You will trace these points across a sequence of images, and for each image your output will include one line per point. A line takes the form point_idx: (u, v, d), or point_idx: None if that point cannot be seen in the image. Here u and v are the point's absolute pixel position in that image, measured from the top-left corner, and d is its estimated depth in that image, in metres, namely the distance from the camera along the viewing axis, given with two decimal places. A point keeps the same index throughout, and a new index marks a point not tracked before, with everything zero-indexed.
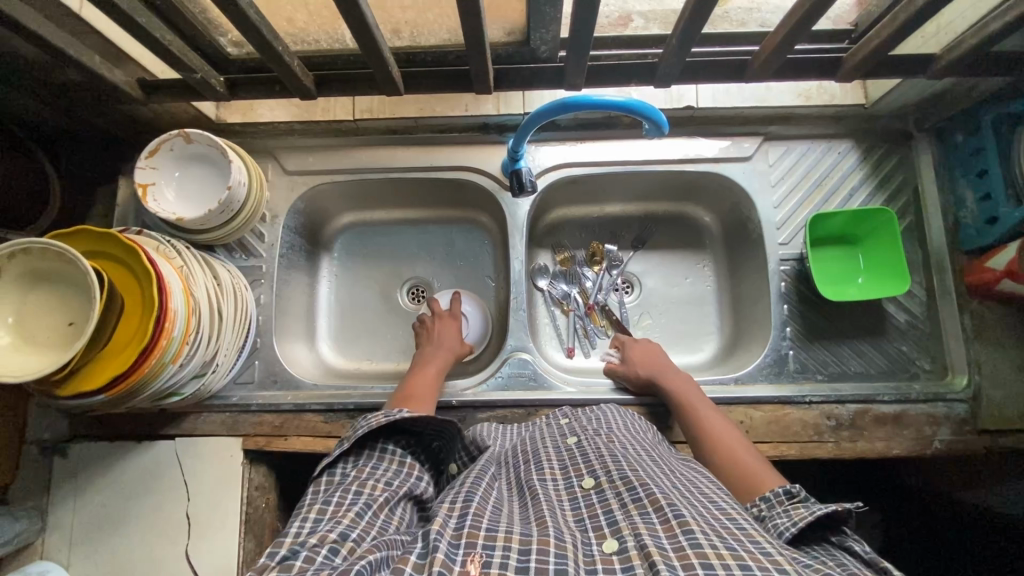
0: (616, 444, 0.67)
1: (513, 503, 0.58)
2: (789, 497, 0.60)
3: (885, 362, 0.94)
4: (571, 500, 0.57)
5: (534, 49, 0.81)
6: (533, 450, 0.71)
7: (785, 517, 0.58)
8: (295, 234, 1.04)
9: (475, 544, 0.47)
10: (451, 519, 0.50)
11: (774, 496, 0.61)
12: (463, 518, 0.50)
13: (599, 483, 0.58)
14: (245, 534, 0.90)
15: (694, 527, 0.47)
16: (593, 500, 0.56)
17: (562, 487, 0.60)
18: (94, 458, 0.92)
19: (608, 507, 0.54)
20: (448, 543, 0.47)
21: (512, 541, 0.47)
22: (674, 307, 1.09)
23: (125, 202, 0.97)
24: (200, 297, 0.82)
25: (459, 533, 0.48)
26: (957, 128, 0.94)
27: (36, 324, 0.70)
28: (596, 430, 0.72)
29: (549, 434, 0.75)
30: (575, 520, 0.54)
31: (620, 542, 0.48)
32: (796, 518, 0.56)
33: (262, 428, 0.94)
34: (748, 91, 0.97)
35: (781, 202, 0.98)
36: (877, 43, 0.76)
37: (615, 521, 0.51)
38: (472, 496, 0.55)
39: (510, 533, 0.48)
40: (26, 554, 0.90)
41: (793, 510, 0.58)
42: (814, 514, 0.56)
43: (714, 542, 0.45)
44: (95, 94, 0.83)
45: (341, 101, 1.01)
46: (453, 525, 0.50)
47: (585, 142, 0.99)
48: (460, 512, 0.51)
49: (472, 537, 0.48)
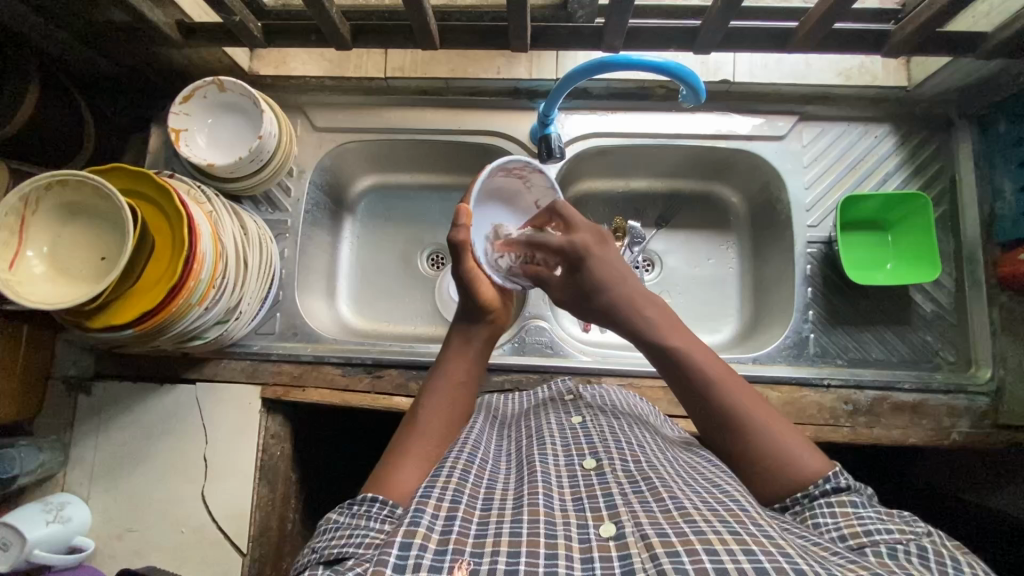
0: (621, 427, 0.66)
1: (510, 487, 0.55)
2: (837, 491, 0.55)
3: (908, 351, 0.93)
4: (569, 476, 0.55)
5: (571, 13, 0.80)
6: (535, 426, 0.69)
7: (829, 516, 0.53)
8: (320, 191, 1.05)
9: (461, 553, 0.45)
10: (437, 522, 0.48)
11: (818, 489, 0.55)
12: (451, 523, 0.48)
13: (600, 466, 0.56)
14: (260, 479, 0.92)
15: (697, 516, 0.47)
16: (593, 481, 0.54)
17: (562, 463, 0.57)
18: (117, 396, 0.94)
19: (608, 490, 0.52)
20: (433, 553, 0.45)
21: (501, 546, 0.45)
22: (696, 287, 1.08)
23: (157, 148, 0.98)
24: (228, 244, 0.82)
25: (445, 540, 0.46)
26: (1000, 117, 0.91)
27: (68, 257, 0.71)
28: (600, 409, 0.71)
29: (552, 409, 0.73)
30: (573, 498, 0.52)
31: (618, 527, 0.47)
32: (843, 524, 0.52)
33: (282, 377, 0.95)
34: (787, 66, 0.94)
35: (813, 183, 0.96)
36: (930, 16, 0.74)
37: (614, 504, 0.50)
38: (459, 497, 0.51)
39: (498, 536, 0.46)
40: (48, 485, 0.92)
41: (841, 510, 0.53)
42: (869, 527, 0.50)
43: (716, 528, 0.45)
44: (135, 34, 0.84)
45: (373, 57, 1.00)
46: (439, 529, 0.47)
47: (617, 112, 0.98)
48: (447, 515, 0.49)
49: (460, 543, 0.46)
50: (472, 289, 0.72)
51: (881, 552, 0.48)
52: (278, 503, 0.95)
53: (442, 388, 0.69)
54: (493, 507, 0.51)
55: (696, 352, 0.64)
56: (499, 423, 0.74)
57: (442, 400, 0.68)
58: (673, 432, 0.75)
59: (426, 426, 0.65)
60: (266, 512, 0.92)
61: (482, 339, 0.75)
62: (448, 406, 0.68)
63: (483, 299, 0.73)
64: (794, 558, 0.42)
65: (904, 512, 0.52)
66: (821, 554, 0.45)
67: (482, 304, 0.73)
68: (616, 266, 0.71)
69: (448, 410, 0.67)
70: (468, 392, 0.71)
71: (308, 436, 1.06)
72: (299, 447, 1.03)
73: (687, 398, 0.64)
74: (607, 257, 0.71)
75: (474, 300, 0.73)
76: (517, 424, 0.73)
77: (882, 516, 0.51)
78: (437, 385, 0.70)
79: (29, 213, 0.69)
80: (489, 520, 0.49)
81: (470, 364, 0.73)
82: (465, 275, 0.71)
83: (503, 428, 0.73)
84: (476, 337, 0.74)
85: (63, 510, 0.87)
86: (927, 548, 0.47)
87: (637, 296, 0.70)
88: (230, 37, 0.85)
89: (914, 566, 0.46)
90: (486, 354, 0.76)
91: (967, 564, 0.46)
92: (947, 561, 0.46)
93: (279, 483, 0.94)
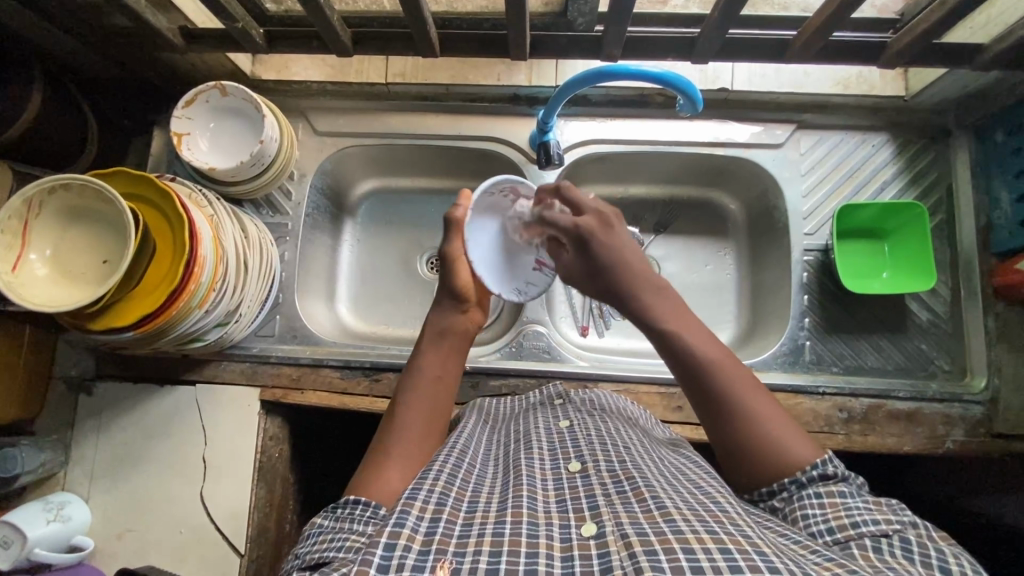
0: (607, 429, 0.66)
1: (495, 488, 0.55)
2: (824, 479, 0.56)
3: (903, 359, 0.94)
4: (554, 479, 0.56)
5: (571, 21, 0.81)
6: (523, 429, 0.69)
7: (817, 507, 0.53)
8: (321, 195, 1.06)
9: (445, 552, 0.45)
10: (422, 523, 0.48)
11: (806, 477, 0.56)
12: (436, 523, 0.48)
13: (585, 468, 0.56)
14: (257, 480, 0.92)
15: (676, 516, 0.47)
16: (577, 483, 0.54)
17: (547, 466, 0.58)
18: (117, 397, 0.95)
19: (591, 491, 0.53)
20: (417, 552, 0.45)
21: (484, 545, 0.45)
22: (693, 292, 1.08)
23: (159, 151, 0.99)
24: (229, 247, 0.83)
25: (429, 540, 0.46)
26: (997, 127, 0.92)
27: (65, 259, 0.72)
28: (588, 412, 0.71)
29: (540, 412, 0.73)
30: (556, 499, 0.52)
31: (599, 526, 0.47)
32: (831, 516, 0.52)
33: (281, 379, 0.96)
34: (785, 76, 0.95)
35: (809, 191, 0.97)
36: (925, 28, 0.75)
37: (596, 505, 0.50)
38: (445, 499, 0.51)
39: (481, 536, 0.47)
40: (48, 485, 0.93)
41: (829, 503, 0.53)
42: (856, 521, 0.51)
43: (695, 528, 0.45)
44: (139, 39, 0.85)
45: (375, 63, 1.01)
46: (423, 529, 0.47)
47: (616, 119, 0.99)
48: (432, 516, 0.49)
49: (444, 543, 0.46)
50: (453, 270, 0.77)
51: (865, 547, 0.49)
52: (276, 504, 0.96)
53: (419, 385, 0.69)
54: (478, 508, 0.51)
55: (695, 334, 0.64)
56: (487, 424, 0.75)
57: (420, 399, 0.68)
58: (662, 435, 0.75)
59: (407, 428, 0.65)
60: (263, 513, 0.92)
61: (456, 326, 0.75)
62: (425, 401, 0.68)
63: (460, 285, 0.77)
64: (770, 558, 0.42)
65: (890, 500, 0.53)
66: (801, 551, 0.46)
67: (459, 288, 0.77)
68: (627, 251, 0.69)
69: (429, 410, 0.68)
70: (447, 386, 0.71)
71: (308, 436, 1.07)
72: (297, 449, 1.04)
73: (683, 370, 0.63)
74: (613, 243, 0.69)
75: (453, 285, 0.77)
76: (507, 428, 0.73)
77: (869, 506, 0.52)
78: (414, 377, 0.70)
79: (32, 216, 0.70)
80: (474, 520, 0.49)
81: (447, 355, 0.73)
82: (449, 254, 0.78)
83: (494, 432, 0.73)
84: (448, 326, 0.75)
85: (62, 509, 0.87)
86: (911, 540, 0.48)
87: (644, 277, 0.68)
88: (232, 42, 0.86)
89: (896, 560, 0.46)
90: (464, 344, 0.76)
91: (948, 556, 0.47)
92: (929, 554, 0.47)
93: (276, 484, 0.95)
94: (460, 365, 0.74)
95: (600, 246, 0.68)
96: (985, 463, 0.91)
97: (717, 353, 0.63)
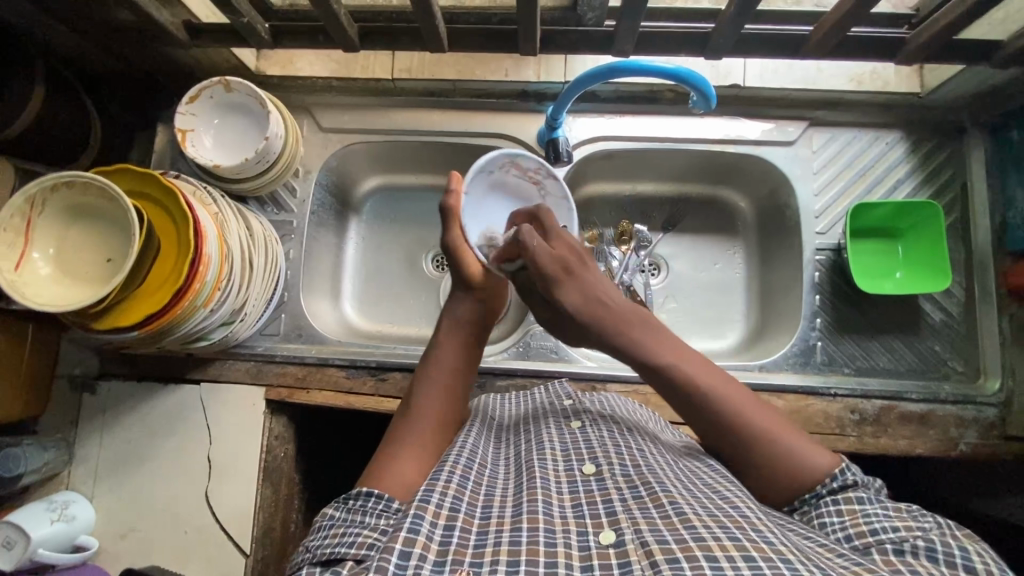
0: (620, 432, 0.65)
1: (508, 493, 0.54)
2: (842, 489, 0.54)
3: (915, 360, 0.92)
4: (568, 482, 0.55)
5: (580, 15, 0.78)
6: (532, 431, 0.68)
7: (835, 514, 0.52)
8: (326, 192, 1.05)
9: (461, 563, 0.45)
10: (436, 531, 0.47)
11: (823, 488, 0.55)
12: (450, 532, 0.48)
13: (599, 471, 0.56)
14: (263, 481, 0.92)
15: (696, 522, 0.46)
16: (592, 488, 0.54)
17: (561, 468, 0.57)
18: (121, 396, 0.95)
19: (607, 496, 0.52)
20: (432, 563, 0.45)
21: (500, 555, 0.45)
22: (701, 292, 1.06)
23: (163, 147, 0.98)
24: (234, 244, 0.82)
25: (444, 551, 0.46)
26: (1013, 125, 0.90)
27: (70, 257, 0.71)
28: (599, 413, 0.71)
29: (550, 414, 0.72)
30: (572, 504, 0.51)
31: (618, 534, 0.46)
32: (849, 523, 0.51)
33: (286, 378, 0.96)
34: (797, 72, 0.95)
35: (821, 189, 0.96)
36: (945, 23, 0.74)
37: (613, 511, 0.49)
38: (458, 504, 0.51)
39: (497, 545, 0.46)
40: (52, 484, 0.92)
41: (846, 509, 0.52)
42: (874, 527, 0.50)
43: (716, 534, 0.44)
44: (142, 34, 0.83)
45: (381, 58, 1.00)
46: (438, 538, 0.47)
47: (625, 116, 0.97)
48: (446, 524, 0.48)
49: (460, 553, 0.46)
50: (459, 257, 0.78)
51: (885, 551, 0.48)
52: (281, 504, 0.95)
53: (438, 374, 0.69)
54: (493, 515, 0.50)
55: (692, 368, 0.62)
56: (497, 426, 0.74)
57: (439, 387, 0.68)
58: (672, 437, 0.74)
59: (427, 416, 0.65)
60: (269, 513, 0.92)
61: (473, 316, 0.76)
62: (444, 391, 0.68)
63: (468, 273, 0.78)
64: (796, 565, 0.41)
65: (912, 507, 0.51)
66: (827, 555, 0.45)
67: (468, 277, 0.78)
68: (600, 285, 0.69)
69: (445, 399, 0.67)
70: (465, 375, 0.71)
71: (312, 436, 1.06)
72: (302, 449, 1.03)
73: (684, 409, 0.62)
74: (589, 277, 0.69)
75: (462, 272, 0.78)
76: (516, 429, 0.72)
77: (889, 514, 0.51)
78: (431, 367, 0.70)
79: (34, 214, 0.69)
80: (489, 528, 0.48)
81: (465, 343, 0.74)
82: (450, 244, 0.79)
83: (502, 433, 0.72)
84: (466, 315, 0.76)
85: (67, 508, 0.87)
86: (933, 540, 0.47)
87: (626, 314, 0.67)
88: (237, 37, 0.85)
89: (919, 563, 0.45)
90: (480, 334, 0.76)
91: (971, 553, 0.46)
92: (952, 552, 0.46)
93: (281, 484, 0.94)
94: (478, 354, 0.75)
95: (571, 284, 0.68)
96: (997, 465, 0.90)
97: (712, 381, 0.61)
